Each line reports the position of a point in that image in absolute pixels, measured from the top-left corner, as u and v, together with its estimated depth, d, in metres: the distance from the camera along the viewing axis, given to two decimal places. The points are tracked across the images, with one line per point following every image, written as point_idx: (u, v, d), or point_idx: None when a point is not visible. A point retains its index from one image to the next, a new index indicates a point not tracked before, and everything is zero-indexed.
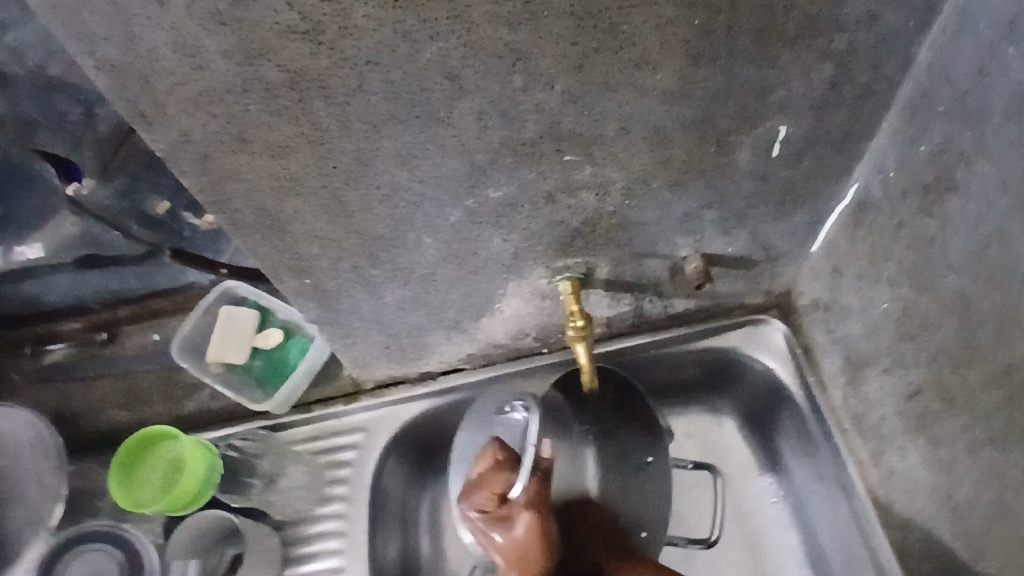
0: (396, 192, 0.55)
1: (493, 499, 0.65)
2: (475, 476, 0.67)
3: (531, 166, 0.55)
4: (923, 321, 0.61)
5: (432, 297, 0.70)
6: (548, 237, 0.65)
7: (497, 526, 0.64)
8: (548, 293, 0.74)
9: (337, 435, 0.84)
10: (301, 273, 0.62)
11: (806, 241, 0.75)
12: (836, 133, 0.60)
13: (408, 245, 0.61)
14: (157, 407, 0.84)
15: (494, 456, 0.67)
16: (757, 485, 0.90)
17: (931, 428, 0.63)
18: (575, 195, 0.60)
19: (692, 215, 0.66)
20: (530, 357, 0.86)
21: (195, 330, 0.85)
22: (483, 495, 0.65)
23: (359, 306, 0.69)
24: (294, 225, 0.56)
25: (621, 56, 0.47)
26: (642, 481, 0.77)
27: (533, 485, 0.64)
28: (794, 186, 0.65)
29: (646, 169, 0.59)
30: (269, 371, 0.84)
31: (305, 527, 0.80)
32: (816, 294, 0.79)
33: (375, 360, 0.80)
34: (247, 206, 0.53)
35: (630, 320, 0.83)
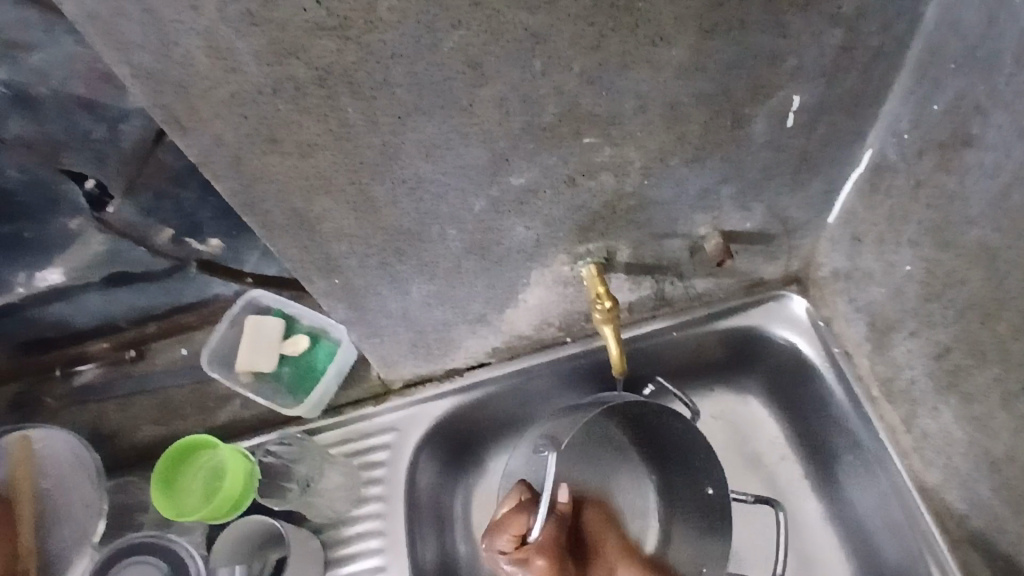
0: (421, 185, 0.56)
1: (514, 540, 0.71)
2: (498, 517, 0.73)
3: (552, 150, 0.56)
4: (947, 278, 0.62)
5: (458, 290, 0.71)
6: (570, 222, 0.65)
7: (519, 566, 0.71)
8: (570, 280, 0.75)
9: (368, 436, 0.84)
10: (331, 273, 0.63)
11: (823, 211, 0.76)
12: (848, 99, 0.61)
13: (434, 237, 0.62)
14: (191, 420, 0.85)
15: (518, 497, 0.74)
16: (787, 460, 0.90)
17: (963, 385, 0.64)
18: (595, 177, 0.60)
19: (710, 191, 0.67)
20: (555, 348, 0.87)
21: (224, 342, 0.87)
22: (506, 538, 0.71)
23: (386, 304, 0.70)
24: (324, 224, 0.57)
25: (637, 33, 0.48)
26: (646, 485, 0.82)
27: (550, 531, 0.73)
28: (809, 155, 0.66)
29: (664, 147, 0.59)
30: (298, 377, 0.85)
31: (343, 528, 0.81)
32: (836, 264, 0.79)
33: (403, 359, 0.81)
34: (278, 207, 0.54)
35: (652, 303, 0.84)
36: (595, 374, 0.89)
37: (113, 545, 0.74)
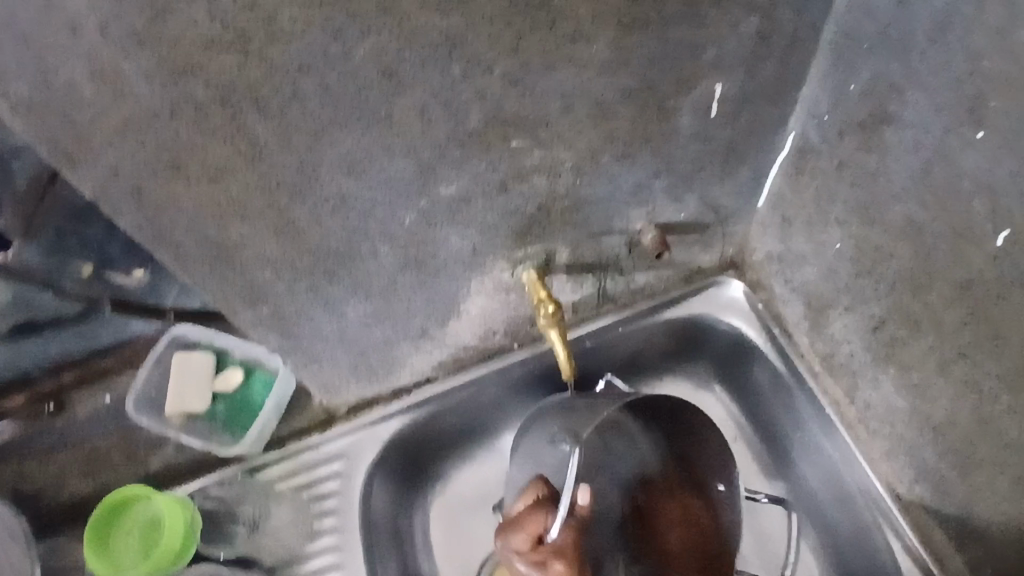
0: (345, 202, 0.53)
1: (528, 540, 0.64)
2: (515, 513, 0.68)
3: (480, 156, 0.54)
4: (875, 253, 0.63)
5: (396, 307, 0.68)
6: (505, 228, 0.64)
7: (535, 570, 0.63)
8: (511, 286, 0.73)
9: (316, 466, 0.80)
10: (256, 301, 0.59)
11: (753, 197, 0.77)
12: (768, 86, 0.62)
13: (365, 256, 0.59)
14: (121, 471, 0.79)
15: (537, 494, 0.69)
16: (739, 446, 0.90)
17: (900, 355, 0.66)
18: (527, 181, 0.59)
19: (643, 185, 0.66)
20: (502, 356, 0.85)
21: (150, 383, 0.81)
22: (522, 537, 0.65)
23: (321, 328, 0.66)
24: (243, 251, 0.53)
25: (556, 31, 0.47)
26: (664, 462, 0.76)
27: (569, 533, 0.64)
28: (736, 143, 0.67)
29: (593, 145, 0.58)
30: (235, 413, 0.81)
31: (298, 567, 0.76)
32: (769, 248, 0.81)
33: (344, 383, 0.78)
34: (191, 237, 0.50)
35: (595, 301, 0.83)
36: (544, 378, 0.88)
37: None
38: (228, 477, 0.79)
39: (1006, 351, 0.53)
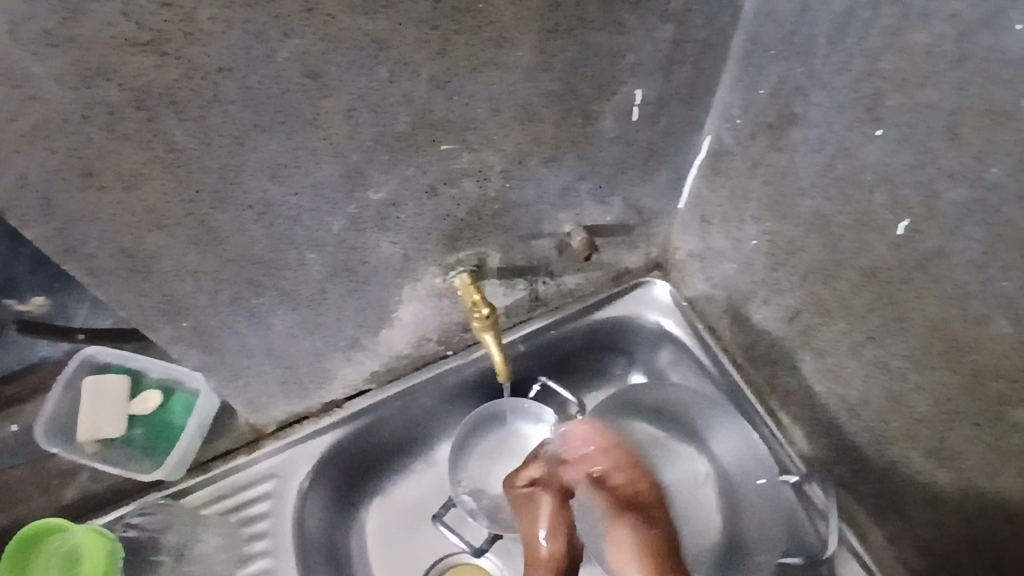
0: (271, 209, 0.51)
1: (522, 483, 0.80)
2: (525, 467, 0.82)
3: (408, 160, 0.54)
4: (788, 247, 0.67)
5: (325, 317, 0.67)
6: (435, 232, 0.64)
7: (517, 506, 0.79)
8: (443, 291, 0.73)
9: (245, 488, 0.77)
10: (176, 315, 0.56)
11: (673, 199, 0.80)
12: (684, 90, 0.64)
13: (293, 264, 0.58)
14: (34, 505, 0.73)
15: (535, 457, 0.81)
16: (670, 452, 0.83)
17: (815, 342, 0.70)
18: (456, 184, 0.59)
19: (570, 188, 0.68)
20: (435, 363, 0.85)
21: (60, 410, 0.76)
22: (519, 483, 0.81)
23: (247, 342, 0.64)
24: (161, 263, 0.51)
25: (482, 35, 0.47)
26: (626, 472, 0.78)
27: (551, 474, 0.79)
28: (656, 146, 0.69)
29: (521, 148, 0.59)
30: (154, 436, 0.76)
31: None
32: (690, 247, 0.84)
33: (272, 400, 0.75)
34: (104, 248, 0.47)
35: (526, 304, 0.84)
36: (479, 384, 0.88)
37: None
38: (149, 505, 0.74)
39: (911, 331, 0.58)
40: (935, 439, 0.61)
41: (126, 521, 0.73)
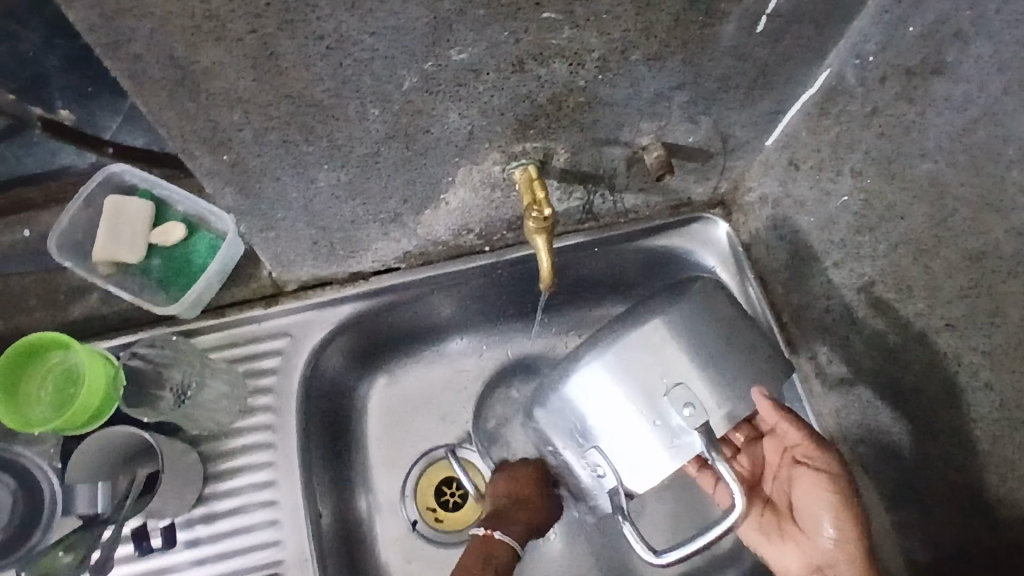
0: (342, 45, 0.45)
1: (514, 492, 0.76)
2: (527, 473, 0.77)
3: (503, 23, 0.47)
4: (885, 210, 0.61)
5: (372, 183, 0.61)
6: (510, 114, 0.57)
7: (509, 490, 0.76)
8: (499, 182, 0.67)
9: (256, 341, 0.75)
10: (218, 147, 0.51)
11: (764, 133, 0.72)
12: (822, 10, 0.56)
13: (351, 116, 0.52)
14: (38, 317, 0.71)
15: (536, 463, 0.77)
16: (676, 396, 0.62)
17: (881, 318, 0.65)
18: (547, 63, 0.52)
19: (662, 96, 0.61)
20: (469, 258, 0.79)
21: (76, 224, 0.71)
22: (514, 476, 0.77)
23: (286, 193, 0.59)
24: (210, 83, 0.45)
25: None
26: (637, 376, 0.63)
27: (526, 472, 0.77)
28: (768, 69, 0.61)
29: (627, 36, 0.52)
30: (172, 271, 0.72)
31: (225, 441, 0.73)
32: (767, 190, 0.77)
33: (300, 258, 0.71)
34: (151, 51, 0.41)
35: (576, 216, 0.78)
36: (505, 288, 0.83)
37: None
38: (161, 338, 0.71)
39: (1002, 329, 0.54)
40: (986, 445, 0.57)
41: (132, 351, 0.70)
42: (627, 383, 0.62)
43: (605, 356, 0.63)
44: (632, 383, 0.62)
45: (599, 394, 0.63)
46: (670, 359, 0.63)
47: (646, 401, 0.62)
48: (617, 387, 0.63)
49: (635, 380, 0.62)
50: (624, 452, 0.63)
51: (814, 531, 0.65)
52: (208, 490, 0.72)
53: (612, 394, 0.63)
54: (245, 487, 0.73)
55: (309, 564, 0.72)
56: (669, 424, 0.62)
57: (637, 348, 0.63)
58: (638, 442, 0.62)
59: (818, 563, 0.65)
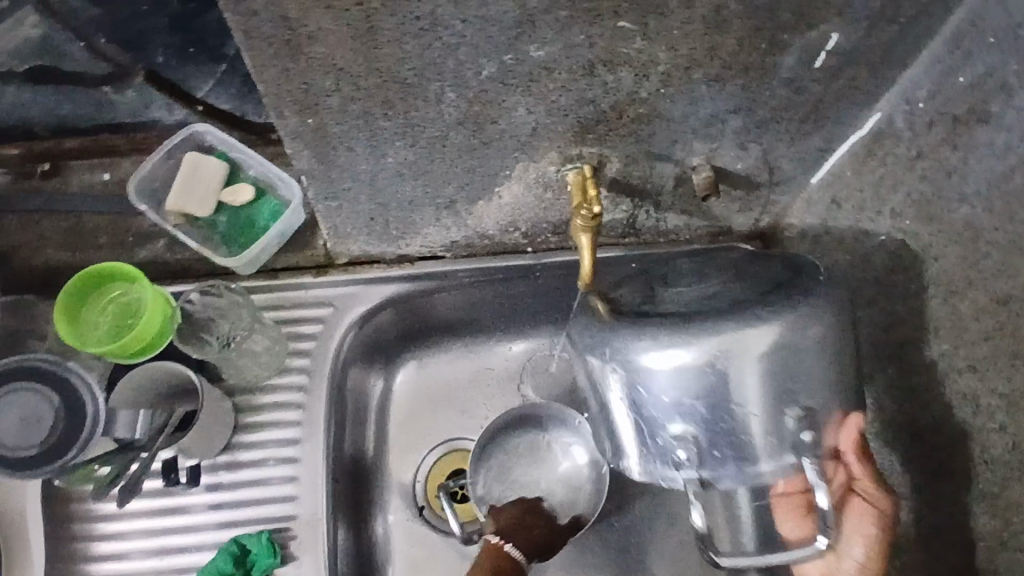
0: (434, 28, 0.49)
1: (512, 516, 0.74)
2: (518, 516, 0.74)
3: (581, 25, 0.51)
4: (920, 252, 0.64)
5: (435, 166, 0.66)
6: (573, 117, 0.61)
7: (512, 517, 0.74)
8: (552, 183, 0.71)
9: (300, 307, 0.79)
10: (306, 110, 0.56)
11: (811, 170, 0.75)
12: (878, 53, 0.59)
13: (429, 97, 0.56)
14: (105, 253, 0.75)
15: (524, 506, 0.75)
16: (766, 412, 0.59)
17: (906, 358, 0.67)
18: (615, 71, 0.56)
19: (717, 119, 0.64)
20: (508, 256, 0.83)
21: (155, 173, 0.76)
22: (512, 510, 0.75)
23: (357, 164, 0.63)
24: (312, 47, 0.49)
25: None
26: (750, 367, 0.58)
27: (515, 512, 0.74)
28: (822, 105, 0.65)
29: (692, 54, 0.56)
30: (236, 229, 0.77)
31: (256, 395, 0.77)
32: (808, 226, 0.80)
33: (355, 232, 0.75)
34: (267, 10, 0.46)
35: (619, 228, 0.82)
36: (540, 291, 0.85)
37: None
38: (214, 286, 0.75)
39: (1021, 372, 0.57)
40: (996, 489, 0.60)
41: (185, 296, 0.74)
42: (739, 377, 0.58)
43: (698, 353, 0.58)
44: (751, 383, 0.58)
45: (697, 383, 0.58)
46: (790, 363, 0.58)
47: (764, 404, 0.58)
48: (734, 382, 0.58)
49: (754, 384, 0.58)
50: (731, 447, 0.59)
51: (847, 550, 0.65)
52: (235, 439, 0.75)
53: (710, 386, 0.58)
54: (269, 442, 0.76)
55: (319, 523, 0.74)
56: (788, 434, 0.59)
57: (746, 346, 0.58)
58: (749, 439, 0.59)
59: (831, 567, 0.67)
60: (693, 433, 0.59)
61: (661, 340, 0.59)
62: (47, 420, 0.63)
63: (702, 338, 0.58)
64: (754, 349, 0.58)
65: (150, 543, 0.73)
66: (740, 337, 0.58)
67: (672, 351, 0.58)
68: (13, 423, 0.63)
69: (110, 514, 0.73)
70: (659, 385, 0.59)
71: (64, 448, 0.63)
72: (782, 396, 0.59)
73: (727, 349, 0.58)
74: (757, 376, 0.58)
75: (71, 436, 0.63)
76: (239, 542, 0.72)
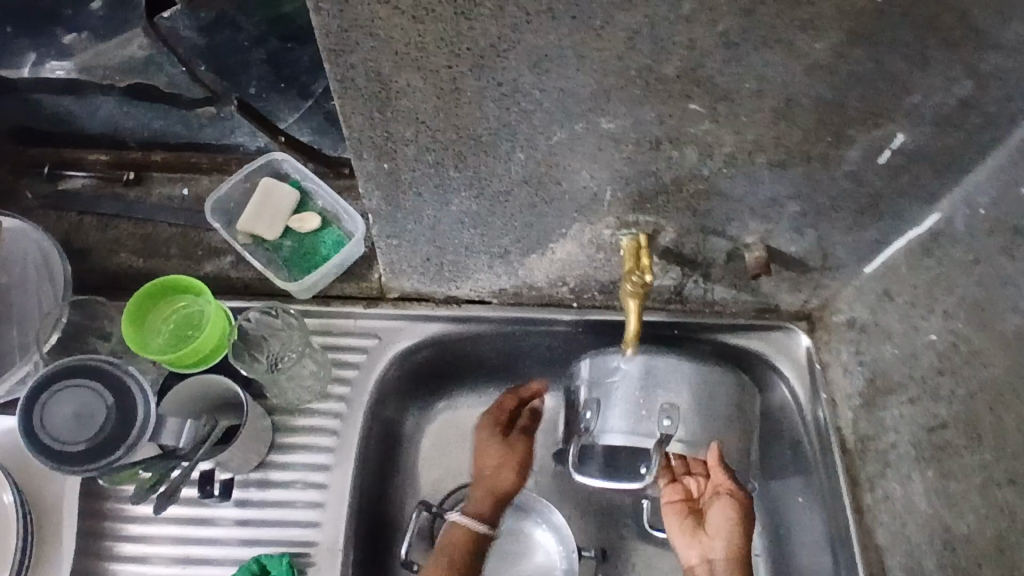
0: (514, 93, 0.52)
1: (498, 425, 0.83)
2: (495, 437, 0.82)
3: (653, 104, 0.53)
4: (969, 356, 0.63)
5: (496, 218, 0.68)
6: (633, 186, 0.63)
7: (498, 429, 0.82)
8: (606, 245, 0.73)
9: (348, 335, 0.82)
10: (383, 155, 0.59)
11: (866, 260, 0.75)
12: (941, 156, 0.60)
13: (499, 155, 0.59)
14: (175, 262, 0.80)
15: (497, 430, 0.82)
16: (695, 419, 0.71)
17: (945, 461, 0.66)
18: (680, 148, 0.58)
19: (776, 202, 0.66)
20: (553, 309, 0.84)
21: (231, 194, 0.80)
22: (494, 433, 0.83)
23: (422, 208, 0.66)
24: (399, 100, 0.53)
25: (793, 12, 0.45)
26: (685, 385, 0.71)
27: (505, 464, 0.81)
28: (881, 200, 0.65)
29: (757, 140, 0.57)
30: (299, 255, 0.80)
31: (295, 417, 0.79)
32: (857, 314, 0.79)
33: (410, 270, 0.78)
34: (364, 65, 0.50)
35: (665, 294, 0.83)
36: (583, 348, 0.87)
37: (48, 369, 0.67)
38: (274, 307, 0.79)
39: None
40: None
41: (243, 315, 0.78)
42: (684, 388, 0.71)
43: (665, 362, 0.71)
44: (709, 387, 0.72)
45: (654, 379, 0.71)
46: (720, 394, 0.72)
47: (713, 406, 0.72)
48: (697, 382, 0.71)
49: (712, 388, 0.72)
50: (683, 427, 0.70)
51: (716, 535, 0.70)
52: (270, 457, 0.78)
53: (663, 385, 0.71)
54: (301, 465, 0.78)
55: (339, 552, 0.75)
56: (723, 431, 0.72)
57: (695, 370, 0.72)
58: (697, 425, 0.71)
59: (706, 559, 0.71)
60: (660, 406, 0.70)
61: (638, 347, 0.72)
62: (99, 416, 0.65)
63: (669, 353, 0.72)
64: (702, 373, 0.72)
65: (174, 550, 0.75)
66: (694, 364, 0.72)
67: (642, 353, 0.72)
68: (68, 415, 0.65)
69: (142, 516, 0.76)
70: (624, 370, 0.71)
71: (112, 447, 0.65)
72: (710, 412, 0.72)
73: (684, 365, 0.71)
74: (694, 390, 0.71)
75: (118, 436, 0.65)
76: (260, 561, 0.73)
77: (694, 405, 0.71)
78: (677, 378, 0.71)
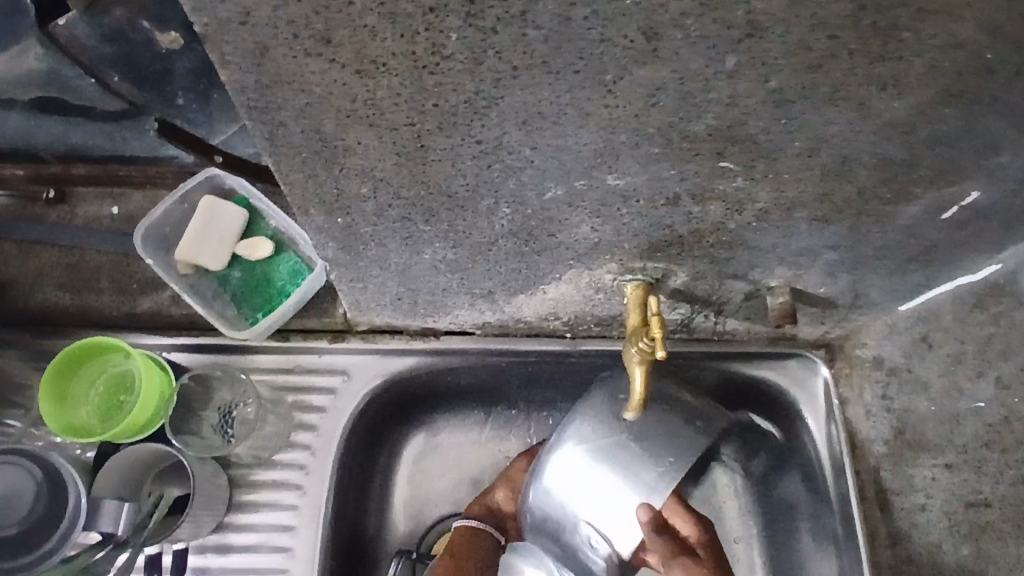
0: (498, 151, 0.41)
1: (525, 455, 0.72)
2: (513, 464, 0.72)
3: (675, 162, 0.42)
4: None
5: (476, 265, 0.57)
6: (642, 237, 0.52)
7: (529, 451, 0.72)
8: (605, 287, 0.61)
9: (310, 374, 0.71)
10: (335, 211, 0.47)
11: (902, 298, 0.66)
12: (1016, 206, 0.51)
13: (480, 210, 0.48)
14: (107, 299, 0.68)
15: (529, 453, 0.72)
16: (609, 501, 0.58)
17: None
18: (703, 204, 0.47)
19: (811, 252, 0.55)
20: (541, 339, 0.72)
21: (167, 218, 0.69)
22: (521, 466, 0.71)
23: (388, 257, 0.55)
24: (351, 158, 0.41)
25: (873, 68, 0.35)
26: (584, 474, 0.59)
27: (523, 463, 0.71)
28: (934, 249, 0.56)
29: (801, 197, 0.46)
30: (250, 287, 0.70)
31: (254, 472, 0.70)
32: (886, 355, 0.69)
33: (379, 308, 0.67)
34: (299, 123, 0.38)
35: (669, 327, 0.70)
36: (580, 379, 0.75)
37: None
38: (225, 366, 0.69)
39: None
40: None
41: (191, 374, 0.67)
42: (573, 488, 0.59)
43: (546, 479, 0.60)
44: (605, 450, 0.59)
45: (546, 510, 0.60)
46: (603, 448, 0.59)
47: (618, 455, 0.59)
48: (597, 461, 0.59)
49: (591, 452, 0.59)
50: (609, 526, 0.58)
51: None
52: (229, 519, 0.68)
53: (556, 510, 0.60)
54: (263, 527, 0.68)
55: None
56: (644, 463, 0.58)
57: (569, 457, 0.60)
58: (609, 496, 0.58)
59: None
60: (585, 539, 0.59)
61: (540, 491, 0.60)
62: (26, 497, 0.56)
63: (559, 471, 0.60)
64: (584, 448, 0.59)
65: None
66: (568, 432, 0.60)
67: (540, 487, 0.60)
68: None
69: None
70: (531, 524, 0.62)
71: (46, 532, 0.56)
72: (613, 472, 0.58)
73: (569, 453, 0.59)
74: (576, 467, 0.59)
75: (52, 517, 0.56)
76: None
77: (597, 487, 0.59)
78: (563, 486, 0.59)
